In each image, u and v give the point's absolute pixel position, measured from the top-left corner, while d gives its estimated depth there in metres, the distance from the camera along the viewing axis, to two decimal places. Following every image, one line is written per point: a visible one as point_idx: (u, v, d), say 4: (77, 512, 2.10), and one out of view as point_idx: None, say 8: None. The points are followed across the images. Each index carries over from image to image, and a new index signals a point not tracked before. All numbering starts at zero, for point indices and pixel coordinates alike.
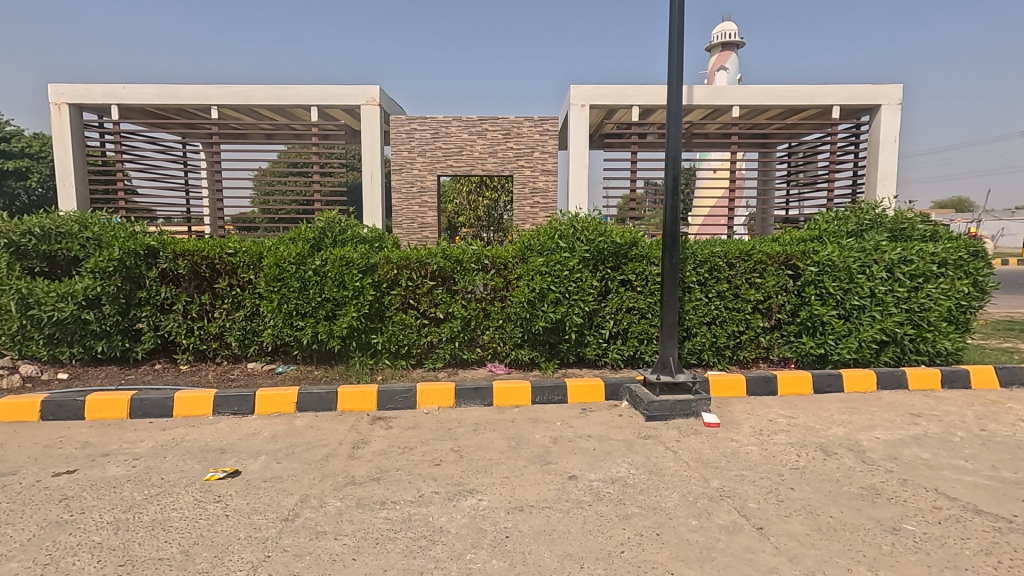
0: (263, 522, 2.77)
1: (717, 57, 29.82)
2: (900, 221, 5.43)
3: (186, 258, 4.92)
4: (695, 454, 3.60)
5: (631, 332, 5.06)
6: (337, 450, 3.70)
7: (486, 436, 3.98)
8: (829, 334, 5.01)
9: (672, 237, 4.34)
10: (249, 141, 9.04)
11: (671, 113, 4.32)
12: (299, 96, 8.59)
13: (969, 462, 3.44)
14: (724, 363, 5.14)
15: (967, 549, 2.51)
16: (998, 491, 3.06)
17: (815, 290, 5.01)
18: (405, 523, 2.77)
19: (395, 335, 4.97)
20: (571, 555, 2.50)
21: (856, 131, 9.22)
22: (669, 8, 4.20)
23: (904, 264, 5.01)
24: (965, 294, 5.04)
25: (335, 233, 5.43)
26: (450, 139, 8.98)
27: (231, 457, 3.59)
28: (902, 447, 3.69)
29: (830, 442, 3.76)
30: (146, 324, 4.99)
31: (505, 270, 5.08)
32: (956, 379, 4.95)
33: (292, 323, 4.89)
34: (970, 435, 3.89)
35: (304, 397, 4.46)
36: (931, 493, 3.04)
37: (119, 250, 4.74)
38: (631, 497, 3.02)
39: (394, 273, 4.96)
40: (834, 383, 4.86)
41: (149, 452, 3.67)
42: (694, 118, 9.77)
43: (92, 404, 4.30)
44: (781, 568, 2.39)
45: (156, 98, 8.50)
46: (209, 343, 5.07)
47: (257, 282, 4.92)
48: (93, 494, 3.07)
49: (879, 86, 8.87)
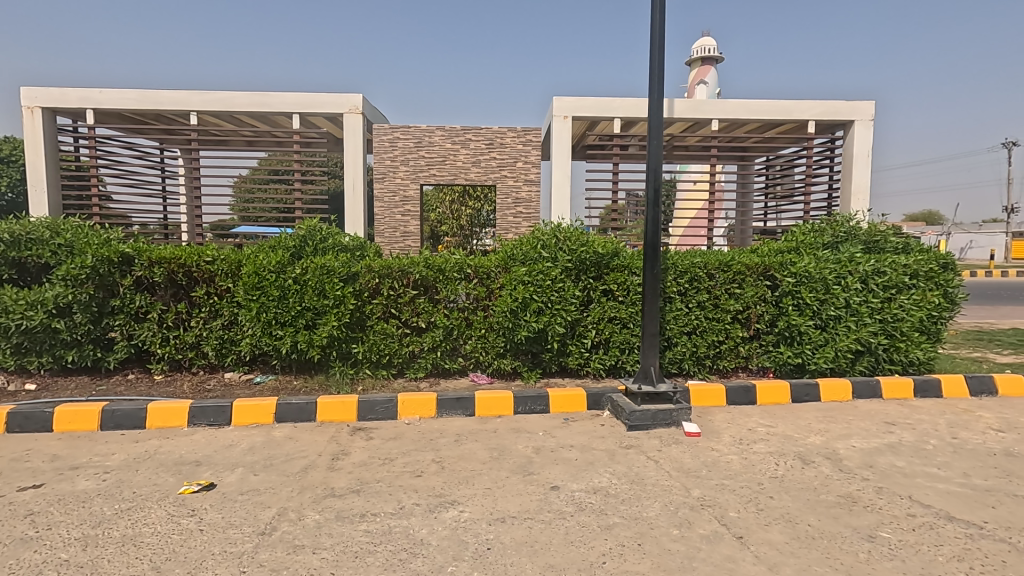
0: (238, 537, 2.71)
1: (698, 70, 30.22)
2: (874, 234, 5.56)
3: (163, 265, 4.84)
4: (676, 464, 3.63)
5: (613, 342, 5.09)
6: (317, 462, 3.64)
7: (468, 446, 3.96)
8: (806, 344, 5.10)
9: (653, 247, 4.40)
10: (230, 148, 8.89)
11: (651, 125, 4.38)
12: (280, 102, 8.49)
13: (941, 470, 3.52)
14: (704, 372, 5.19)
15: (941, 556, 2.56)
16: (970, 498, 3.12)
17: (792, 300, 5.08)
18: (385, 535, 2.74)
19: (376, 345, 4.95)
20: (553, 566, 2.49)
21: (831, 146, 9.42)
22: (650, 26, 4.28)
23: (878, 276, 5.12)
24: (936, 305, 5.17)
25: (316, 241, 5.35)
26: (433, 148, 8.96)
27: (206, 470, 3.51)
28: (878, 455, 3.76)
29: (808, 451, 3.82)
30: (120, 333, 4.88)
31: (488, 279, 5.09)
32: (929, 388, 5.07)
33: (271, 333, 4.83)
34: (942, 443, 3.99)
35: (283, 408, 4.39)
36: (906, 500, 3.10)
37: (92, 257, 4.64)
38: (613, 508, 3.03)
39: (376, 282, 4.94)
40: (811, 392, 4.94)
41: (120, 465, 3.57)
42: (675, 131, 9.88)
43: (61, 415, 4.19)
44: None
45: (135, 103, 8.34)
46: (185, 352, 4.97)
47: (235, 291, 4.85)
48: (61, 509, 2.97)
49: (854, 102, 9.08)
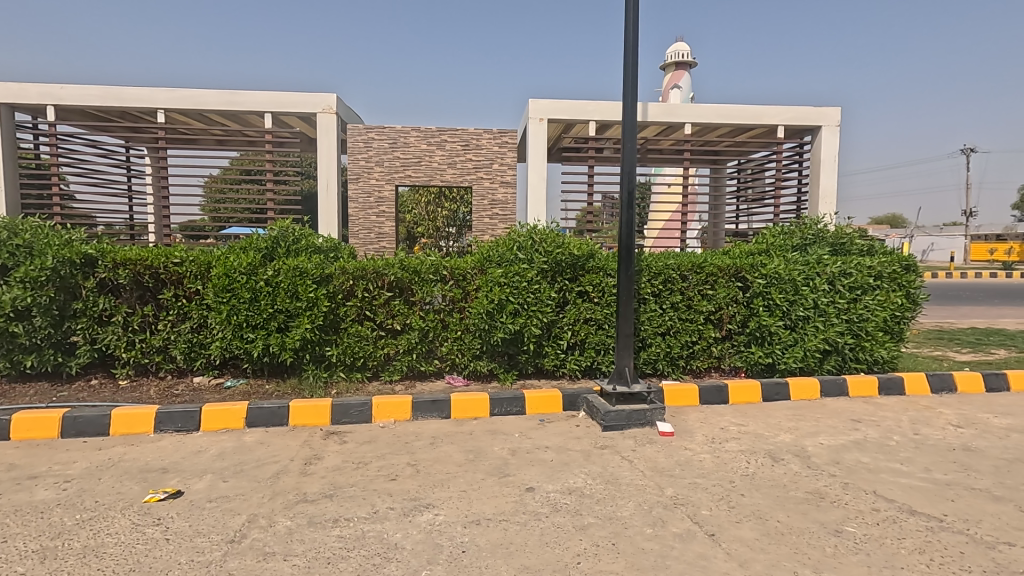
0: (206, 545, 2.65)
1: (672, 75, 30.68)
2: (840, 236, 5.72)
3: (128, 266, 4.70)
4: (650, 463, 3.67)
5: (589, 343, 5.13)
6: (289, 467, 3.58)
7: (444, 449, 3.94)
8: (776, 344, 5.21)
9: (628, 249, 4.44)
10: (199, 147, 8.66)
11: (625, 129, 4.42)
12: (252, 101, 8.33)
13: (904, 465, 3.64)
14: (678, 372, 5.26)
15: (903, 548, 2.65)
16: (931, 492, 3.23)
17: (763, 301, 5.18)
18: (359, 540, 2.71)
19: (350, 347, 4.89)
20: (528, 568, 2.50)
21: (800, 151, 9.66)
22: (624, 31, 4.34)
23: (844, 277, 5.27)
24: (899, 305, 5.34)
25: (289, 242, 5.26)
26: (409, 149, 8.90)
27: (173, 477, 3.42)
28: (844, 452, 3.87)
29: (778, 449, 3.90)
30: (82, 337, 4.71)
31: (464, 281, 5.08)
32: (893, 386, 5.23)
33: (241, 336, 4.73)
34: (905, 439, 4.12)
35: (254, 412, 4.30)
36: (870, 495, 3.19)
37: (52, 258, 4.48)
38: (588, 508, 3.05)
39: (350, 284, 4.88)
40: (781, 391, 5.05)
41: (82, 474, 3.46)
42: (649, 134, 10.01)
43: (19, 423, 4.03)
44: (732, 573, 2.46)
45: (98, 100, 8.10)
46: (152, 356, 4.84)
47: (205, 293, 4.74)
48: (18, 520, 2.86)
49: (821, 108, 9.34)
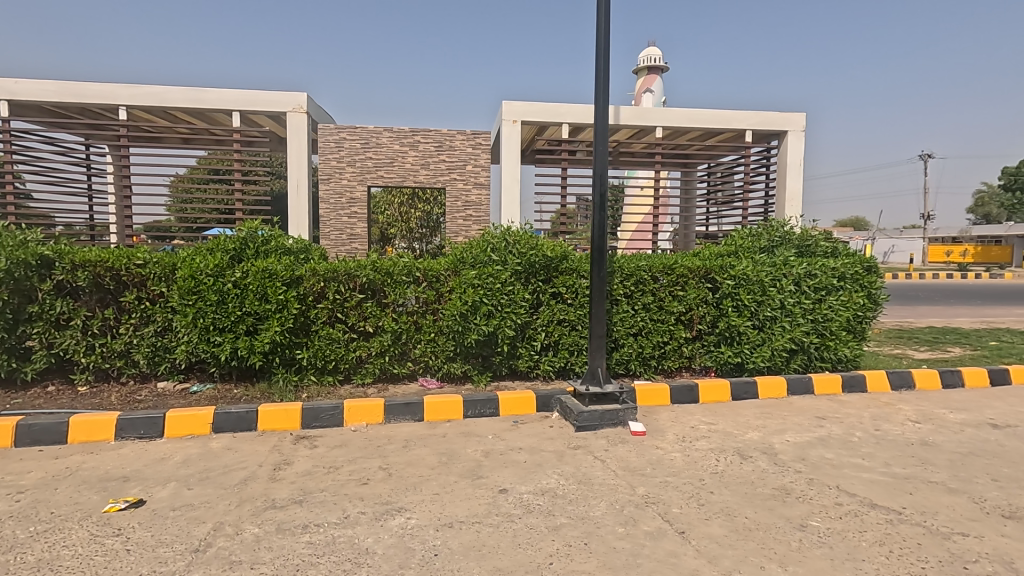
0: (169, 556, 2.57)
1: (642, 79, 31.08)
2: (806, 239, 5.88)
3: (87, 268, 4.54)
4: (622, 463, 3.71)
5: (562, 344, 5.16)
6: (257, 473, 3.50)
7: (417, 452, 3.91)
8: (745, 344, 5.32)
9: (600, 251, 4.48)
10: (162, 145, 8.40)
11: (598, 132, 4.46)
12: (219, 99, 8.13)
13: (865, 460, 3.75)
14: (650, 372, 5.33)
15: (864, 541, 2.73)
16: (891, 486, 3.34)
17: (731, 302, 5.29)
18: (329, 546, 2.67)
19: (321, 350, 4.81)
20: (501, 570, 2.49)
21: (767, 155, 9.88)
22: (597, 36, 4.38)
23: (809, 278, 5.42)
24: (861, 305, 5.51)
25: (258, 244, 5.15)
26: (381, 150, 8.80)
27: (135, 485, 3.31)
28: (809, 448, 3.97)
29: (746, 447, 3.98)
30: (38, 342, 4.53)
31: (437, 282, 5.05)
32: (856, 383, 5.40)
33: (208, 340, 4.61)
34: (867, 435, 4.26)
35: (221, 418, 4.20)
36: (833, 490, 3.28)
37: (6, 260, 4.29)
38: (561, 508, 3.06)
39: (321, 286, 4.80)
40: (749, 390, 5.16)
41: (38, 484, 3.32)
42: (620, 137, 10.12)
43: None
44: (702, 569, 2.51)
45: (54, 95, 7.82)
46: (113, 361, 4.68)
47: (170, 295, 4.60)
48: None
49: (787, 114, 9.58)
